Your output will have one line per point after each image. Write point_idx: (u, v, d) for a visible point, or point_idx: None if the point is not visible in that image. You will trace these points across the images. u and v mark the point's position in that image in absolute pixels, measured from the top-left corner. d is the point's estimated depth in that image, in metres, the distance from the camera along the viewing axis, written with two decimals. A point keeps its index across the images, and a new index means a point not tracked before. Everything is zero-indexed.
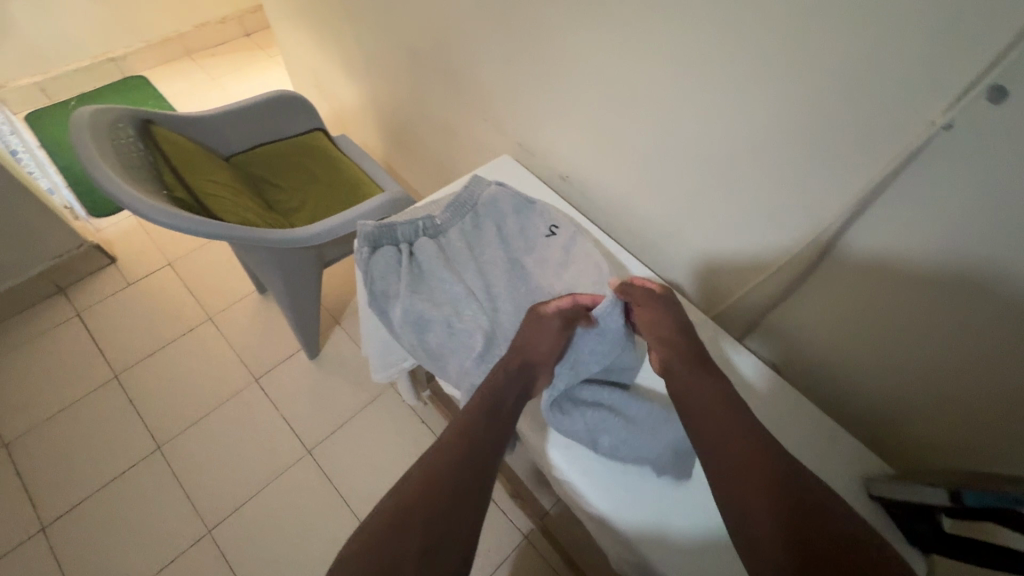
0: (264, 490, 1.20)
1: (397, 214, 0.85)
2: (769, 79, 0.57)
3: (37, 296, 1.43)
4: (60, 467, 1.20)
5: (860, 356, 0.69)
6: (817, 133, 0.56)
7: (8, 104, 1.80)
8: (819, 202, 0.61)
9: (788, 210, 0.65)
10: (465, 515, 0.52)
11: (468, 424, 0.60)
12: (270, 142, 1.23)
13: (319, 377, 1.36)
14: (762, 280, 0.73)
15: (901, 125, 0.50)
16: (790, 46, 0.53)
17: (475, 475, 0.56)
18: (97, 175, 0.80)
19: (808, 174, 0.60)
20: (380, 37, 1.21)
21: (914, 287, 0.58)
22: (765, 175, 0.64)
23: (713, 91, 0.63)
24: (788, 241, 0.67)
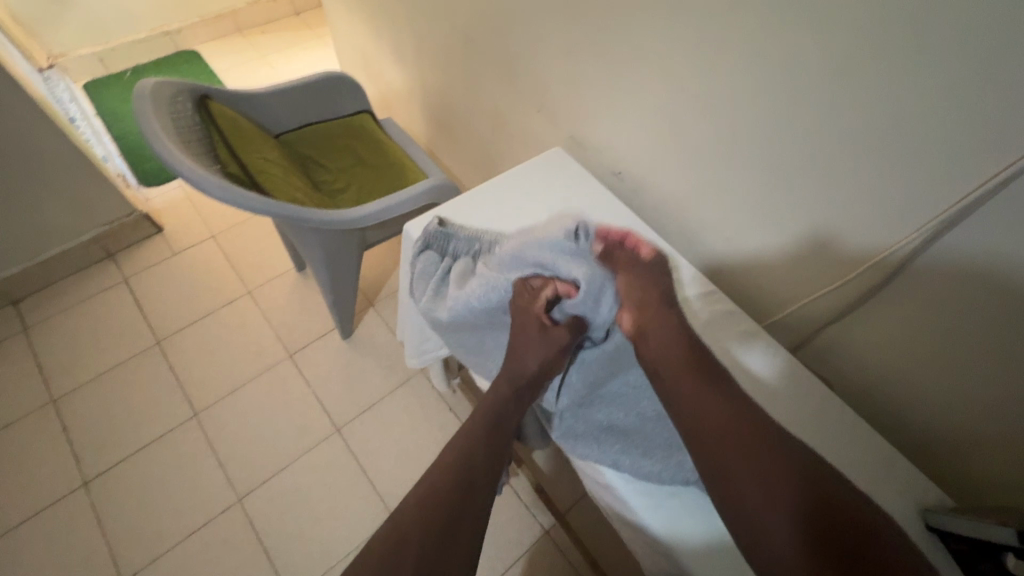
0: (293, 464, 1.22)
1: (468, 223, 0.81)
2: (853, 79, 0.53)
3: (88, 259, 1.48)
4: (102, 425, 1.25)
5: (925, 379, 0.65)
6: (904, 144, 0.52)
7: (69, 73, 1.87)
8: (896, 218, 0.57)
9: (862, 223, 0.61)
10: (457, 547, 0.52)
11: (469, 442, 0.60)
12: (318, 121, 1.24)
13: (351, 358, 1.38)
14: (826, 294, 0.69)
15: (1000, 136, 0.46)
16: (881, 44, 0.49)
17: (472, 494, 0.56)
18: (156, 144, 0.82)
19: (886, 186, 0.56)
20: (434, 21, 1.20)
21: (995, 312, 0.53)
22: (838, 184, 0.60)
23: (785, 89, 0.59)
24: (857, 257, 0.63)
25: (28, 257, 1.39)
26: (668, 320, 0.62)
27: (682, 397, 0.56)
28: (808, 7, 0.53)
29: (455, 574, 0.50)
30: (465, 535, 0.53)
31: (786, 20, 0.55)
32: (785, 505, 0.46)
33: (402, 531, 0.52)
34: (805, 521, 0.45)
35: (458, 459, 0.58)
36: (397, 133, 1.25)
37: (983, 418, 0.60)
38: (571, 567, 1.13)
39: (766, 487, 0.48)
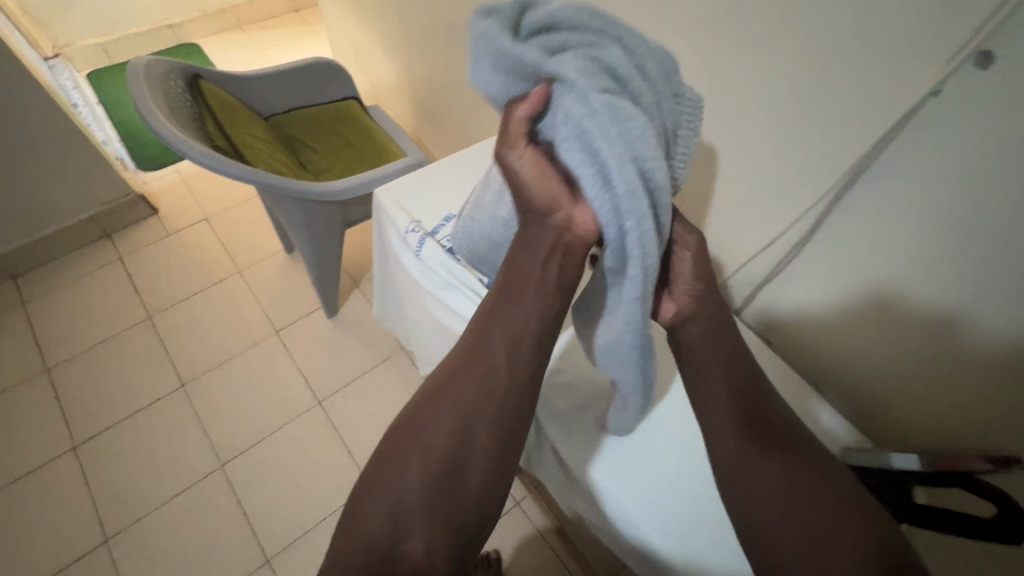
0: (275, 434, 1.27)
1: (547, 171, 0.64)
2: (772, 47, 0.57)
3: (85, 238, 1.54)
4: (93, 394, 1.29)
5: (852, 330, 0.69)
6: (814, 106, 0.57)
7: (73, 63, 1.94)
8: (810, 174, 0.61)
9: (790, 183, 0.64)
10: (472, 479, 0.46)
11: (463, 376, 0.48)
12: (307, 106, 1.29)
13: (335, 335, 1.42)
14: (763, 252, 0.73)
15: (890, 89, 0.50)
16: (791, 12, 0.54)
17: (481, 432, 0.46)
18: (147, 115, 0.87)
19: (805, 145, 0.60)
20: (419, 12, 1.26)
21: (907, 257, 0.57)
22: (764, 146, 0.64)
23: (714, 58, 0.63)
24: (787, 214, 0.67)
25: (28, 234, 1.45)
26: (716, 302, 0.52)
27: (715, 418, 0.50)
28: None
29: (470, 505, 0.45)
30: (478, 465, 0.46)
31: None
32: (814, 526, 0.43)
33: (403, 467, 0.46)
34: (816, 514, 0.44)
35: (461, 381, 0.48)
36: (382, 118, 1.31)
37: (927, 397, 0.63)
38: (540, 535, 1.17)
39: (800, 506, 0.44)
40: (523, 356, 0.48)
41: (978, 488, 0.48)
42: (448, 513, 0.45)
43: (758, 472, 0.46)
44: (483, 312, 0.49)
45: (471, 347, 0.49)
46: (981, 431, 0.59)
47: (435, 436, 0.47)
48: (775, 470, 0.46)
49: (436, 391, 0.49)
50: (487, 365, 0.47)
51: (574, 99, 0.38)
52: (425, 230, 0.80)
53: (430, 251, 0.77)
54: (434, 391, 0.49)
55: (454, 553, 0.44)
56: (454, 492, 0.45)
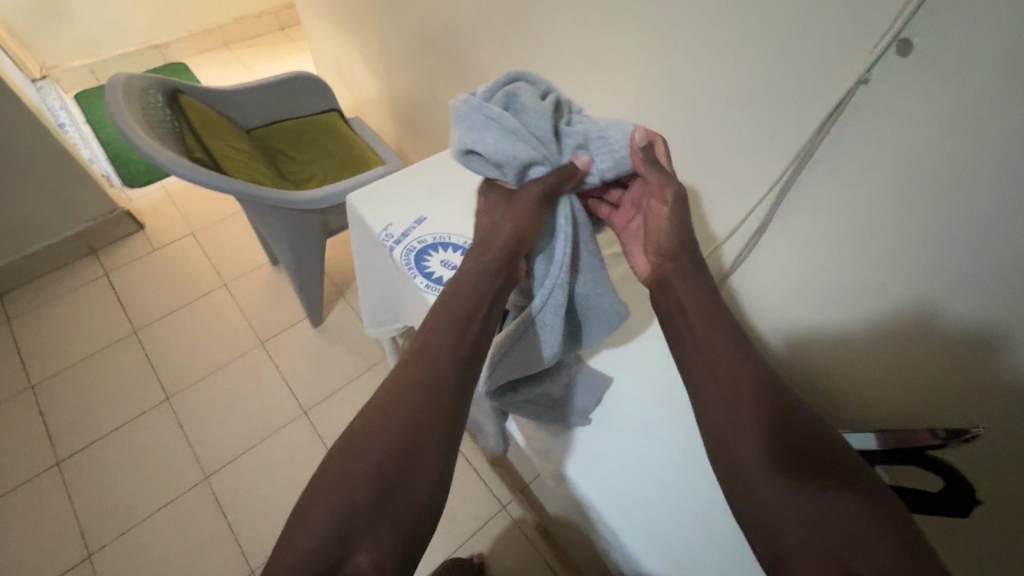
0: (260, 445, 1.27)
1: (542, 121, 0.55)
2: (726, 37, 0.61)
3: (71, 255, 1.54)
4: (78, 409, 1.30)
5: (830, 317, 0.68)
6: (764, 98, 0.61)
7: (61, 84, 1.96)
8: (765, 164, 0.65)
9: (747, 176, 0.67)
10: (425, 466, 0.46)
11: (421, 364, 0.50)
12: (288, 119, 1.31)
13: (320, 345, 1.43)
14: (728, 242, 0.75)
15: (830, 72, 0.54)
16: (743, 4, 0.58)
17: (435, 419, 0.47)
18: (124, 128, 0.89)
19: (757, 137, 0.64)
20: (397, 26, 1.30)
21: (864, 239, 0.59)
22: (721, 141, 0.68)
23: (673, 55, 0.68)
24: (748, 204, 0.69)
25: (14, 251, 1.45)
26: (687, 265, 0.58)
27: (711, 406, 0.49)
28: None
29: (424, 495, 0.45)
30: (431, 451, 0.46)
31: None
32: (819, 521, 0.41)
33: (353, 472, 0.44)
34: (813, 512, 0.41)
35: (414, 385, 0.49)
36: (363, 130, 1.34)
37: (910, 389, 0.62)
38: (526, 539, 1.16)
39: (804, 506, 0.42)
40: (466, 362, 0.51)
41: (933, 466, 0.49)
42: (400, 512, 0.43)
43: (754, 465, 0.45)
44: (434, 323, 0.53)
45: (422, 354, 0.51)
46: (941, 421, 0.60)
47: (393, 424, 0.47)
48: (762, 462, 0.45)
49: (387, 397, 0.49)
50: (436, 369, 0.50)
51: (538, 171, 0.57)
52: (396, 233, 0.81)
53: (401, 253, 0.79)
54: (386, 396, 0.49)
55: (405, 554, 0.42)
56: (405, 490, 0.44)
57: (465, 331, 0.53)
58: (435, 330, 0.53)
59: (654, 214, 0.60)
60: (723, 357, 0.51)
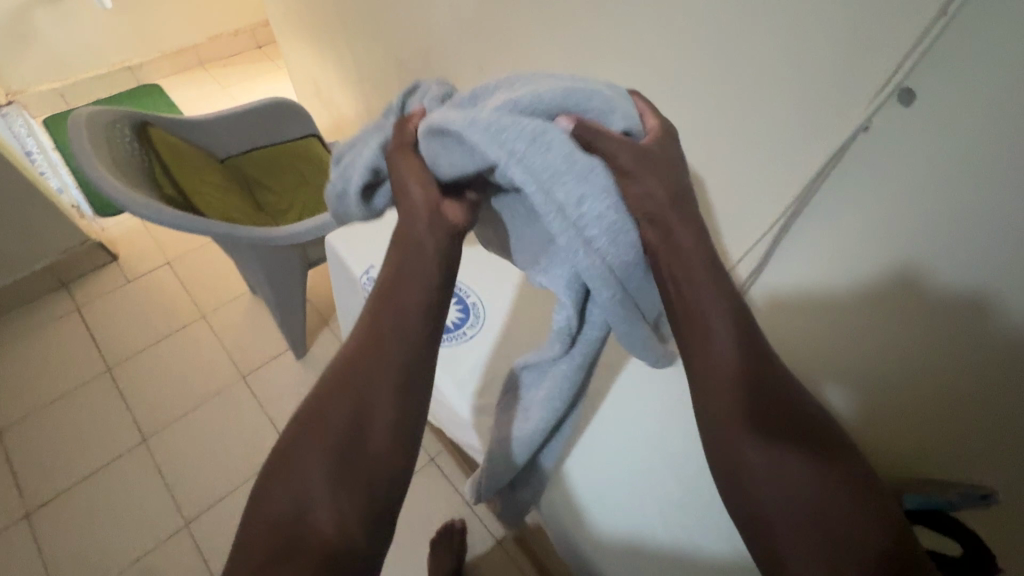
0: (243, 486, 1.21)
1: (364, 138, 0.55)
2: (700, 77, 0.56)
3: (40, 290, 1.48)
4: (48, 455, 1.23)
5: (790, 348, 0.57)
6: (751, 140, 0.53)
7: (28, 108, 1.89)
8: (750, 218, 0.57)
9: (730, 231, 0.59)
10: (381, 429, 0.42)
11: (374, 323, 0.44)
12: (265, 146, 1.27)
13: (304, 376, 1.38)
14: None
15: (814, 128, 0.48)
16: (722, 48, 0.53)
17: (393, 378, 0.43)
18: (86, 167, 0.83)
19: (740, 185, 0.56)
20: (375, 49, 1.26)
21: (849, 275, 0.49)
22: (699, 189, 0.61)
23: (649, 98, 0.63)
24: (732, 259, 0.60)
25: None
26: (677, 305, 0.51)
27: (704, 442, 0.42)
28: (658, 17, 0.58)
29: (380, 457, 0.41)
30: (384, 413, 0.42)
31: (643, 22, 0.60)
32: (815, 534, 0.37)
33: (307, 444, 0.42)
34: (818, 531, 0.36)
35: (366, 347, 0.44)
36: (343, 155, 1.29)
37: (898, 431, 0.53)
38: None
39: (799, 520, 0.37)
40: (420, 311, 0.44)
41: (940, 526, 0.48)
42: (359, 492, 0.40)
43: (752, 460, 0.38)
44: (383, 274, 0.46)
45: (374, 308, 0.45)
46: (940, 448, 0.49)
47: (345, 387, 0.43)
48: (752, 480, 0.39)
49: (336, 372, 0.44)
50: (388, 324, 0.44)
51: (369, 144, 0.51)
52: (376, 276, 0.78)
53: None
54: (342, 358, 0.45)
55: (373, 517, 0.41)
56: (362, 457, 0.41)
57: (415, 275, 0.44)
58: (381, 293, 0.45)
59: None
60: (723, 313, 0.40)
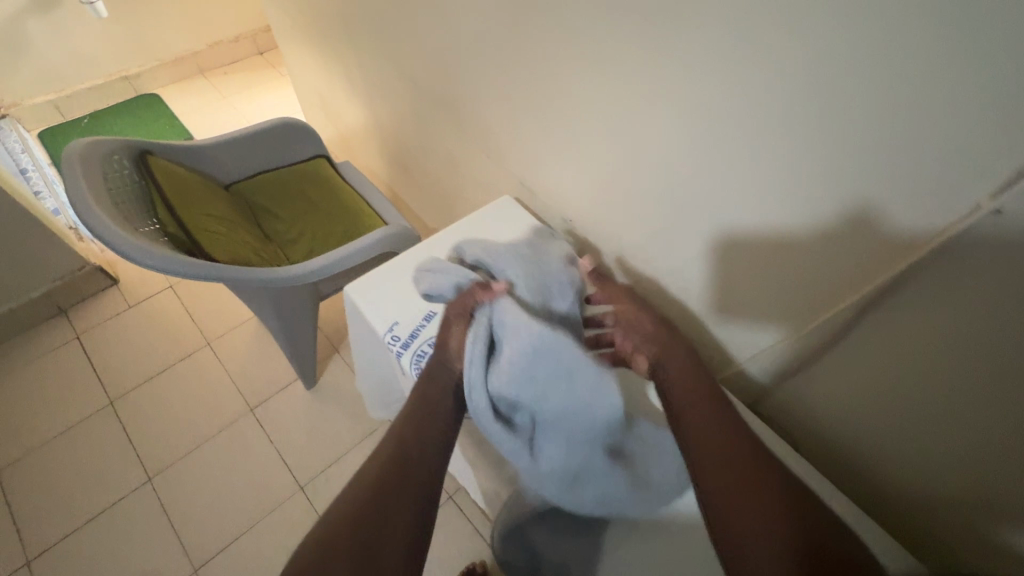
0: (253, 528, 1.16)
1: (471, 251, 0.74)
2: (790, 135, 0.50)
3: (38, 317, 1.42)
4: (49, 497, 1.18)
5: (864, 386, 0.62)
6: (850, 198, 0.49)
7: (22, 122, 1.82)
8: (852, 271, 0.54)
9: (825, 283, 0.57)
10: (397, 535, 0.51)
11: (399, 449, 0.58)
12: (271, 168, 1.21)
13: (315, 408, 1.32)
14: (796, 339, 0.64)
15: (942, 201, 0.43)
16: (818, 105, 0.46)
17: (412, 493, 0.55)
18: (81, 209, 0.77)
19: (834, 236, 0.53)
20: (383, 66, 1.18)
21: (950, 324, 0.49)
22: (787, 238, 0.57)
23: (726, 152, 0.57)
24: (827, 307, 0.59)
25: None
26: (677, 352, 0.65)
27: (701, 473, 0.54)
28: (724, 59, 0.51)
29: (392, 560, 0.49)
30: (401, 522, 0.52)
31: (708, 71, 0.53)
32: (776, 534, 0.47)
33: (333, 542, 0.49)
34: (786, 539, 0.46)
35: (389, 469, 0.56)
36: (353, 177, 1.22)
37: (940, 433, 0.57)
38: None
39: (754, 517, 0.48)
40: (435, 447, 0.59)
41: None
42: None
43: (707, 467, 0.53)
44: (403, 420, 0.61)
45: (396, 443, 0.58)
46: (998, 446, 0.52)
47: (369, 497, 0.53)
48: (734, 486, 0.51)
49: (359, 488, 0.54)
50: (409, 454, 0.57)
51: (451, 282, 0.70)
52: (400, 333, 0.73)
53: (410, 362, 0.71)
54: (365, 478, 0.55)
55: None
56: (378, 557, 0.49)
57: (433, 426, 0.61)
58: (402, 431, 0.60)
59: (628, 312, 0.71)
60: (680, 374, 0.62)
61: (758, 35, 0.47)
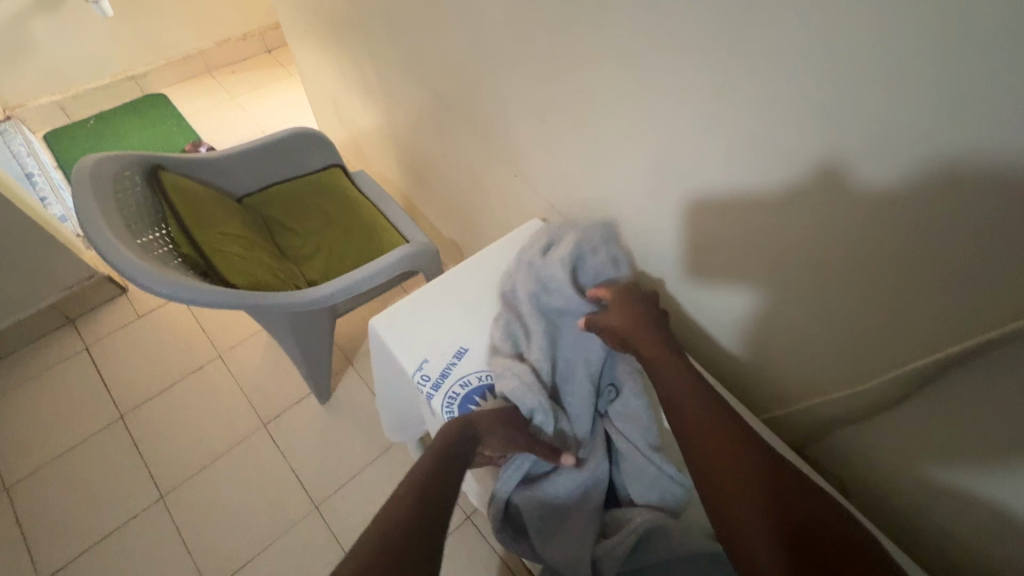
0: (267, 549, 1.13)
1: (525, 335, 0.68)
2: (869, 175, 0.45)
3: (46, 327, 1.39)
4: (60, 515, 1.15)
5: (922, 440, 0.56)
6: (936, 247, 0.44)
7: (27, 123, 1.78)
8: (928, 326, 0.49)
9: (894, 334, 0.52)
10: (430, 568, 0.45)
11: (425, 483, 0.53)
12: (284, 179, 1.17)
13: (329, 423, 1.29)
14: (854, 390, 0.59)
15: None
16: (901, 163, 0.42)
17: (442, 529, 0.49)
18: (92, 234, 0.73)
19: (911, 289, 0.48)
20: (400, 74, 1.14)
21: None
22: (854, 283, 0.53)
23: (790, 196, 0.53)
24: (894, 360, 0.54)
25: None
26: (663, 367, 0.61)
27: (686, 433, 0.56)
28: (790, 96, 0.46)
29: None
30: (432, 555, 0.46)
31: (773, 115, 0.49)
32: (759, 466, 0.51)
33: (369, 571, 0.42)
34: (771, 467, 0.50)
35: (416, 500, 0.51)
36: (368, 188, 1.18)
37: (993, 470, 0.51)
38: None
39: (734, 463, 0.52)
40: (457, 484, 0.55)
41: None
42: None
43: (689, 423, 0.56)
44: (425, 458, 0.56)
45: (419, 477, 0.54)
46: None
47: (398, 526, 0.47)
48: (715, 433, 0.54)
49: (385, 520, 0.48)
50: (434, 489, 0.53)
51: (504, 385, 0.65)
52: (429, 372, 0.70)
53: (441, 404, 0.68)
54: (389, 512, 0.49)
55: None
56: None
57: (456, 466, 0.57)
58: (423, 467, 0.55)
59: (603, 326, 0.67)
60: (674, 376, 0.60)
61: (837, 86, 0.43)
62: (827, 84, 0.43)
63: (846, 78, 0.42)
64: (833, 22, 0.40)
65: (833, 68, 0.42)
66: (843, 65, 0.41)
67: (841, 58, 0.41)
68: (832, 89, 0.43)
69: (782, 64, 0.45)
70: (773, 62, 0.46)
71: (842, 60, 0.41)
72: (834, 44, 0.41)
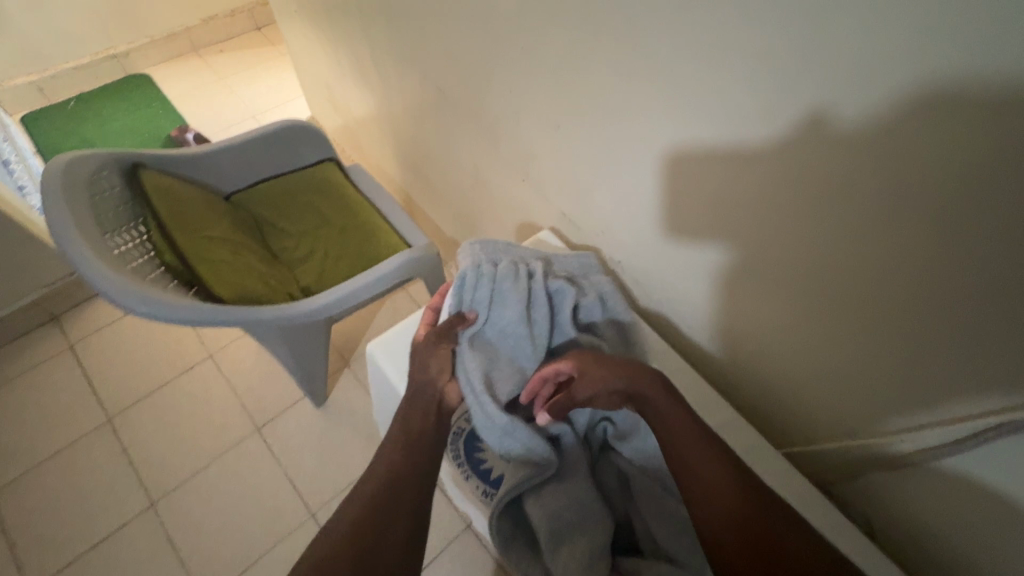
0: (262, 558, 1.10)
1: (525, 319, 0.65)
2: (944, 207, 0.39)
3: (28, 325, 1.33)
4: (48, 522, 1.12)
5: (981, 494, 0.50)
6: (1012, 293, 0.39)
7: (3, 105, 1.69)
8: (1004, 376, 0.43)
9: (961, 381, 0.46)
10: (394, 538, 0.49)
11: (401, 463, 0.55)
12: (275, 175, 1.10)
13: (324, 427, 1.25)
14: (908, 430, 0.53)
15: None
16: (982, 202, 0.37)
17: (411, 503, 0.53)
18: (64, 246, 0.67)
19: (977, 335, 0.43)
20: (397, 62, 1.06)
21: None
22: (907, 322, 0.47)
23: (836, 231, 0.47)
24: (965, 408, 0.47)
25: None
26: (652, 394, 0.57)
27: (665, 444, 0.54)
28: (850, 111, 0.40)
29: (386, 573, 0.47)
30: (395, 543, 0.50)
31: (829, 144, 0.43)
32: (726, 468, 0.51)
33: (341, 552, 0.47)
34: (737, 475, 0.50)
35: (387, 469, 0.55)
36: (364, 184, 1.12)
37: None
38: None
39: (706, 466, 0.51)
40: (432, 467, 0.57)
41: None
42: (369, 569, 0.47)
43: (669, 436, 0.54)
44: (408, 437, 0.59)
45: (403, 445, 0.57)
46: None
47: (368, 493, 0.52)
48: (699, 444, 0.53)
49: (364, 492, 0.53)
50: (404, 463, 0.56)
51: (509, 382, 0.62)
52: None
53: None
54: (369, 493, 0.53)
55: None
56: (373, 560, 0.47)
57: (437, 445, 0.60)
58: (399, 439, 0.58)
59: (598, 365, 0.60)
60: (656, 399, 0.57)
61: (909, 118, 0.38)
62: (900, 114, 0.38)
63: (923, 109, 0.37)
64: (907, 48, 0.35)
65: (906, 98, 0.37)
66: (921, 94, 0.36)
67: (913, 81, 0.36)
68: (904, 121, 0.38)
69: (844, 92, 0.40)
70: (832, 84, 0.40)
71: (916, 83, 0.36)
72: (908, 75, 0.36)
